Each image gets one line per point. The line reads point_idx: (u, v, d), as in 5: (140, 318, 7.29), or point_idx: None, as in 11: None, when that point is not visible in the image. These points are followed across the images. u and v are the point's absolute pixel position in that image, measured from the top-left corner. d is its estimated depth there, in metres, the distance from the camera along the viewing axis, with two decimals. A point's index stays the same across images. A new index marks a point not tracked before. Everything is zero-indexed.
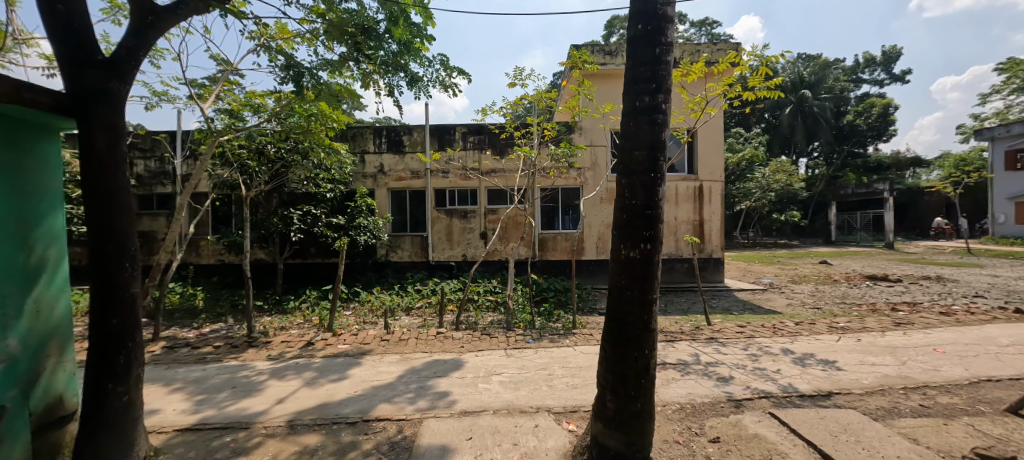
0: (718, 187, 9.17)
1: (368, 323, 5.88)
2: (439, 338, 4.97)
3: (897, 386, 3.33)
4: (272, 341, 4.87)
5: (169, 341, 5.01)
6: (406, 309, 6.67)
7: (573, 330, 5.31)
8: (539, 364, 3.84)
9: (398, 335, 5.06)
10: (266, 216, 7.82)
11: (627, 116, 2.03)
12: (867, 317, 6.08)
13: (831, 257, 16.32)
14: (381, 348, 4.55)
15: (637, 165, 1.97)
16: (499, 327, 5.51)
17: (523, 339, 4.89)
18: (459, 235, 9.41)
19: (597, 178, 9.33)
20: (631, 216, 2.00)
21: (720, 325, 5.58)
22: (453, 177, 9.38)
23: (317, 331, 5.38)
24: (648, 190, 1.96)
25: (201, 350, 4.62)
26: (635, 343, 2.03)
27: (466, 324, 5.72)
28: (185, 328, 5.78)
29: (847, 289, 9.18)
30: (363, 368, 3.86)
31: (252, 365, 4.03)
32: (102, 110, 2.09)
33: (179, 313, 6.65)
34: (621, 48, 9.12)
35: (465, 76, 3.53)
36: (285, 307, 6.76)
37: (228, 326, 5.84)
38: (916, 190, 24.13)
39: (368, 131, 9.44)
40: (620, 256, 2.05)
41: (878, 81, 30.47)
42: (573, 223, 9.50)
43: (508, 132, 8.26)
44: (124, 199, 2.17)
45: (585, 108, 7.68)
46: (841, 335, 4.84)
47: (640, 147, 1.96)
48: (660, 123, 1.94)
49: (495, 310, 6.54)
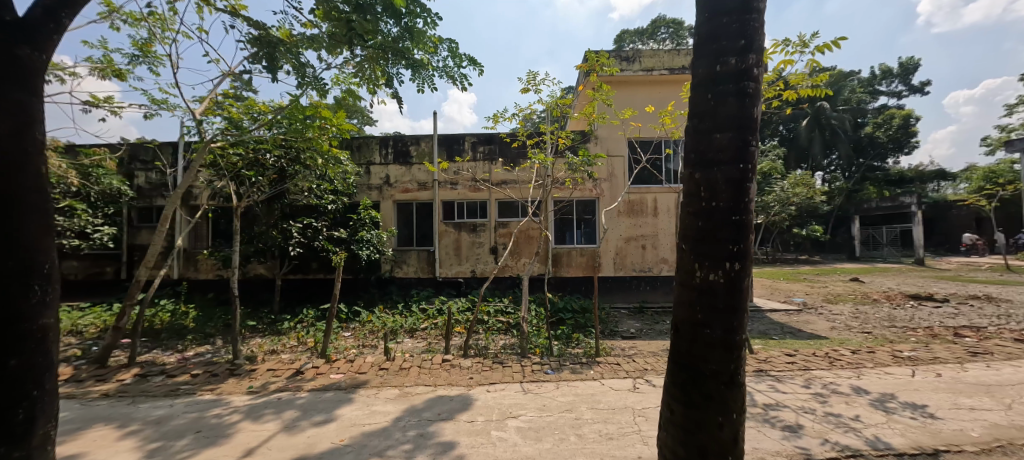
0: None
1: (367, 348, 5.33)
2: (446, 367, 4.37)
3: (1018, 441, 2.64)
4: (258, 369, 4.33)
5: (144, 367, 4.50)
6: (410, 330, 6.11)
7: (597, 358, 4.68)
8: (563, 404, 3.23)
9: (399, 363, 4.48)
10: (265, 230, 7.39)
11: (700, 87, 1.49)
12: (933, 345, 5.32)
13: (862, 274, 15.37)
14: (378, 379, 3.97)
15: (721, 149, 1.41)
16: (512, 355, 4.87)
17: (542, 368, 4.26)
18: (468, 250, 8.86)
19: (615, 189, 8.75)
20: (713, 223, 1.43)
21: (764, 352, 4.89)
22: (462, 189, 8.91)
23: (310, 357, 4.83)
24: (735, 188, 1.40)
25: (176, 379, 4.10)
26: (719, 404, 1.43)
27: (475, 349, 5.12)
28: (167, 351, 5.27)
29: (891, 310, 8.37)
30: (355, 406, 3.26)
31: (228, 401, 3.47)
32: (9, 85, 1.60)
33: (165, 333, 6.14)
34: (639, 53, 8.67)
35: (476, 65, 3.03)
36: (279, 328, 6.23)
37: (214, 349, 5.32)
38: (944, 203, 23.07)
39: (374, 141, 9.07)
40: (694, 280, 1.47)
41: (897, 92, 29.60)
42: (589, 238, 8.90)
43: (521, 141, 7.77)
44: (36, 201, 1.67)
45: (602, 115, 7.18)
46: (914, 369, 4.13)
47: (724, 126, 1.41)
48: (751, 93, 1.39)
49: (506, 332, 5.93)
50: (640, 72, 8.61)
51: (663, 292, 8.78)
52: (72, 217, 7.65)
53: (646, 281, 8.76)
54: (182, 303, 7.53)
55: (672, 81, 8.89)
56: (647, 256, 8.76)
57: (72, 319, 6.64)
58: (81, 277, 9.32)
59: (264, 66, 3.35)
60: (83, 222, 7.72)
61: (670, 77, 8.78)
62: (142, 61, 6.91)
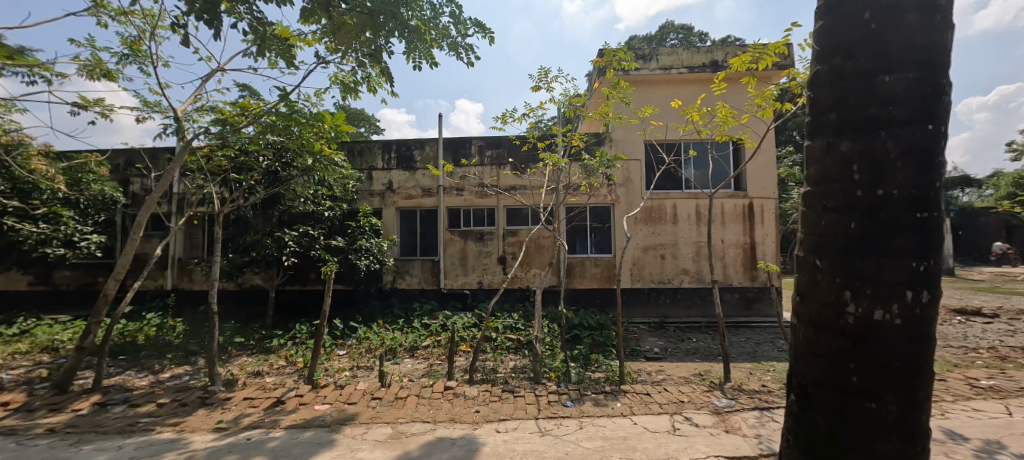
0: (771, 205, 8.20)
1: (362, 370, 4.78)
2: (448, 396, 3.77)
3: None
4: (233, 398, 3.78)
5: (108, 392, 3.99)
6: (410, 349, 5.53)
7: (622, 385, 4.07)
8: (590, 453, 2.62)
9: (394, 391, 3.88)
10: (259, 238, 6.92)
11: (849, 3, 0.95)
12: (1010, 372, 4.60)
13: None
14: (369, 413, 3.40)
15: (892, 100, 0.85)
16: (523, 381, 4.26)
17: (560, 400, 3.64)
18: (475, 260, 8.30)
19: (631, 194, 8.16)
20: (882, 226, 0.85)
21: None
22: (468, 195, 8.38)
23: (296, 382, 4.28)
24: (920, 166, 0.84)
25: (139, 410, 3.57)
26: None
27: (482, 372, 4.53)
28: (141, 373, 4.76)
29: (940, 327, 7.59)
30: (335, 453, 2.68)
31: (188, 442, 2.91)
32: None
33: (145, 350, 5.64)
34: (656, 51, 8.16)
35: (483, 31, 2.52)
36: (267, 346, 5.70)
37: (194, 370, 4.82)
38: (971, 210, 22.02)
39: (377, 146, 8.61)
40: (842, 321, 0.90)
41: None
42: (603, 247, 8.31)
43: (531, 144, 7.20)
44: None
45: (618, 114, 6.62)
46: (1008, 405, 3.44)
47: (898, 62, 0.86)
48: (943, 7, 0.85)
49: (516, 352, 5.36)
50: (657, 71, 8.10)
51: (684, 305, 8.10)
52: (57, 224, 7.25)
53: (666, 293, 8.11)
54: (169, 317, 7.07)
55: (692, 81, 8.34)
56: (666, 267, 8.13)
57: (50, 334, 6.17)
58: (74, 287, 8.94)
59: (203, 20, 2.74)
60: (69, 229, 7.35)
61: (690, 76, 8.25)
62: (133, 59, 6.51)
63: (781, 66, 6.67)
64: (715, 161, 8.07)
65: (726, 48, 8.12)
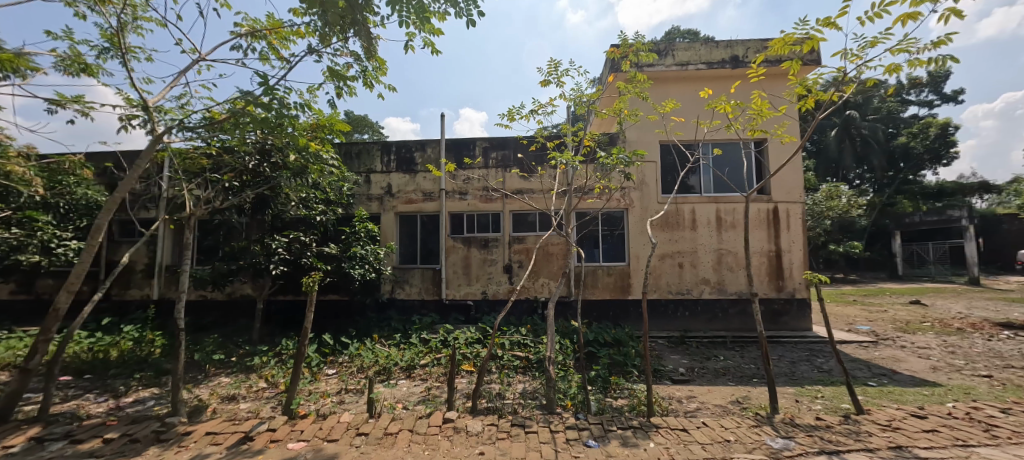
0: (798, 210, 7.59)
1: (350, 395, 4.21)
2: (447, 431, 3.18)
3: None
4: (194, 432, 3.21)
5: (52, 423, 3.44)
6: (407, 369, 4.96)
7: (652, 418, 3.45)
8: None
9: (385, 424, 3.29)
10: (247, 244, 6.37)
11: None
12: None
13: (921, 296, 13.57)
14: (350, 455, 2.81)
15: None
16: (535, 410, 3.67)
17: (581, 439, 3.03)
18: (479, 269, 7.73)
19: (645, 199, 7.59)
20: None
21: (880, 413, 3.61)
22: (472, 199, 7.85)
23: (272, 411, 3.70)
24: None
25: (79, 448, 3.00)
26: None
27: (486, 399, 3.94)
28: (100, 397, 4.20)
29: (987, 343, 6.92)
30: None
31: None
32: None
33: (114, 368, 5.10)
34: (671, 46, 7.65)
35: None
36: (248, 364, 5.13)
37: (161, 394, 4.27)
38: (993, 217, 20.75)
39: (375, 147, 8.15)
40: None
41: (929, 101, 27.84)
42: (615, 255, 7.73)
43: (539, 144, 6.68)
44: None
45: (634, 111, 6.06)
46: None
47: None
48: None
49: (525, 373, 4.78)
50: (673, 66, 7.56)
51: (705, 318, 7.46)
52: (32, 230, 6.84)
53: (686, 305, 7.48)
54: (148, 330, 6.55)
55: (709, 78, 7.82)
56: (685, 276, 7.53)
57: (14, 349, 5.65)
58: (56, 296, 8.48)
59: None
60: (46, 234, 6.92)
61: (707, 73, 7.69)
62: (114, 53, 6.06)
63: (813, 58, 6.13)
64: (736, 163, 7.49)
65: (747, 43, 7.59)
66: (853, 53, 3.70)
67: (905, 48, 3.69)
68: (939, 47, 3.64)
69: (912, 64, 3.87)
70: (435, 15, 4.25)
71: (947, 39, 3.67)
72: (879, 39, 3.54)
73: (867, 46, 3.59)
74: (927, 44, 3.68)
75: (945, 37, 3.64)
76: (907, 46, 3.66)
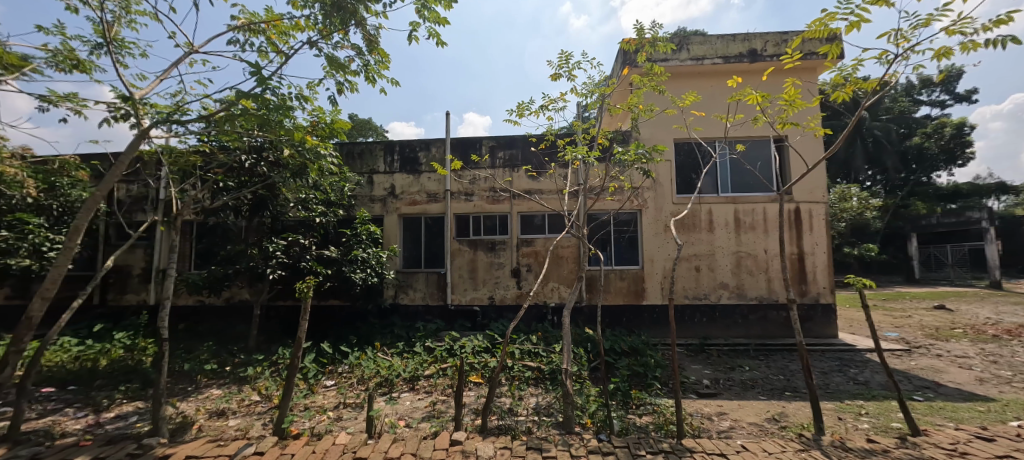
0: (821, 211, 7.18)
1: (349, 410, 3.88)
2: (455, 455, 2.82)
3: None
4: (172, 454, 2.88)
5: (21, 443, 3.14)
6: (411, 380, 4.63)
7: (684, 440, 3.07)
8: None
9: (384, 447, 2.94)
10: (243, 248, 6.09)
11: None
12: None
13: (944, 300, 13.02)
14: None
15: None
16: (551, 429, 3.32)
17: None
18: (485, 273, 7.39)
19: (660, 199, 7.22)
20: None
21: (940, 434, 3.21)
22: (478, 200, 7.53)
23: (261, 431, 3.37)
24: None
25: None
26: None
27: (497, 416, 3.59)
28: (80, 412, 3.90)
29: None
30: None
31: None
32: None
33: (100, 379, 4.81)
34: (687, 40, 7.30)
35: None
36: (242, 375, 4.82)
37: (145, 409, 3.96)
38: (1014, 218, 20.09)
39: (378, 147, 7.86)
40: None
41: (942, 101, 27.23)
42: (629, 258, 7.37)
43: (550, 142, 6.34)
44: None
45: (651, 106, 5.68)
46: None
47: None
48: None
49: (538, 386, 4.43)
50: (688, 61, 7.23)
51: (724, 325, 7.07)
52: (24, 232, 6.57)
53: (703, 311, 7.11)
54: (141, 337, 6.27)
55: (727, 73, 7.46)
56: (702, 281, 7.15)
57: None
58: None
59: None
60: (39, 237, 6.65)
61: (724, 68, 7.34)
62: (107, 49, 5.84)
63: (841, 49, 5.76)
64: (757, 162, 7.11)
65: (765, 36, 7.23)
66: (901, 35, 3.34)
67: (960, 29, 3.33)
68: (998, 27, 3.28)
69: (966, 47, 3.50)
70: (440, 2, 3.96)
71: (1008, 18, 3.31)
72: (933, 17, 3.18)
73: (919, 25, 3.23)
74: (984, 24, 3.32)
75: (1006, 16, 3.28)
76: (962, 27, 3.30)
